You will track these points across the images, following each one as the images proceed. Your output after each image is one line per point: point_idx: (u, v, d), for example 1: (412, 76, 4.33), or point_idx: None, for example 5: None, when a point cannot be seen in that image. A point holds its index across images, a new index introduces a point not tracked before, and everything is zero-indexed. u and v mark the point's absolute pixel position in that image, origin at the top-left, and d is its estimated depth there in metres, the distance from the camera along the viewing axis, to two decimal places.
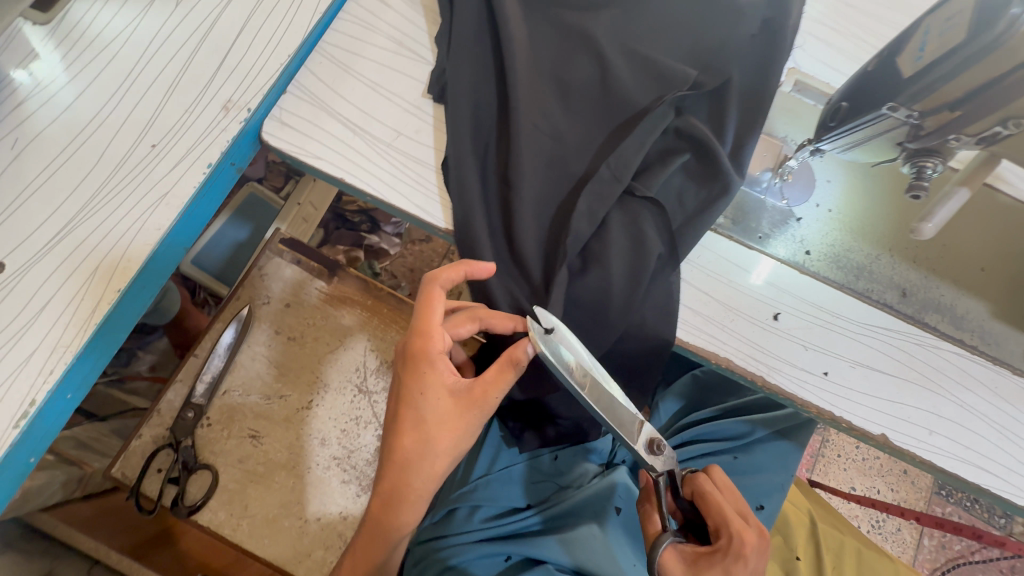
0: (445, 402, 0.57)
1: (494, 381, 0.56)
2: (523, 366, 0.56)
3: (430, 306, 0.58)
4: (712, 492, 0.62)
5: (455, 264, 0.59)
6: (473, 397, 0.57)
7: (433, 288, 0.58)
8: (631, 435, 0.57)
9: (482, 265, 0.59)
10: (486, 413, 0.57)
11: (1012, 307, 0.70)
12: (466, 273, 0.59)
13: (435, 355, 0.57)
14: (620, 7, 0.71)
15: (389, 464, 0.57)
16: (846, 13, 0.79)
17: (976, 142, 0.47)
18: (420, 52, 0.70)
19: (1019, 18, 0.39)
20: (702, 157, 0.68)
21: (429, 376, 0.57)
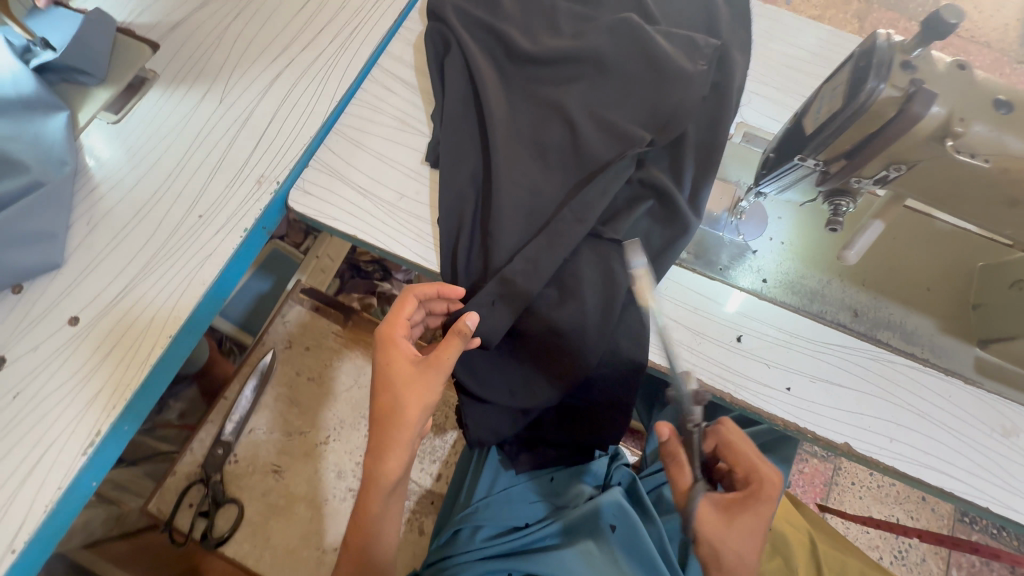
0: (407, 368, 0.68)
1: (448, 346, 0.68)
2: (467, 336, 0.67)
3: (400, 303, 0.72)
4: (734, 443, 0.70)
5: (432, 282, 0.73)
6: (430, 362, 0.68)
7: (407, 291, 0.72)
8: (654, 387, 0.68)
9: (455, 288, 0.72)
10: (442, 374, 0.67)
11: (957, 322, 0.77)
12: (438, 289, 0.72)
13: (399, 336, 0.70)
14: (587, 80, 0.84)
15: (374, 424, 0.68)
16: (786, 73, 0.91)
17: (873, 183, 0.57)
18: (419, 127, 0.84)
19: (876, 89, 0.49)
20: (664, 203, 0.78)
21: (394, 353, 0.69)
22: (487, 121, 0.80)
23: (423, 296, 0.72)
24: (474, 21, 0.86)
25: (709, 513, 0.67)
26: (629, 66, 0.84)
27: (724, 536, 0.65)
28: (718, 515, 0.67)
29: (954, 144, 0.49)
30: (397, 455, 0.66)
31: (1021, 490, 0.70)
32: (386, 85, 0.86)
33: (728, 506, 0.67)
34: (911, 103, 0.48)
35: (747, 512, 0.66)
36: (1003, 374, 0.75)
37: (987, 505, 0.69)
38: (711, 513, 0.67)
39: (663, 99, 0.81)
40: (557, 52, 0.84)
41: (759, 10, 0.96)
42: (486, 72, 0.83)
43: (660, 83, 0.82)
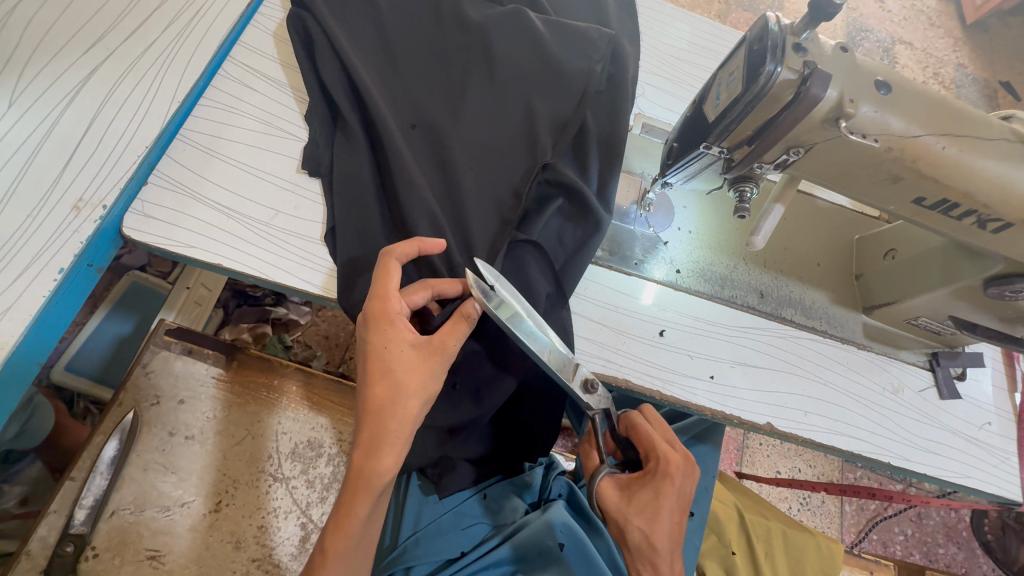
0: (409, 354, 0.55)
1: (451, 330, 0.57)
2: (475, 320, 0.57)
3: (387, 273, 0.57)
4: (640, 426, 0.66)
5: (409, 240, 0.60)
6: (434, 345, 0.56)
7: (388, 258, 0.58)
8: (569, 376, 0.61)
9: (434, 239, 0.61)
10: (448, 359, 0.57)
11: (845, 293, 0.83)
12: (420, 249, 0.60)
13: (395, 314, 0.56)
14: (481, 70, 0.76)
15: (364, 414, 0.55)
16: (673, 64, 0.92)
17: (774, 167, 0.57)
18: (291, 130, 0.71)
19: (774, 72, 0.48)
20: (574, 202, 0.74)
21: (391, 335, 0.55)
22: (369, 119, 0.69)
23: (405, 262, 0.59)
24: (347, 9, 0.76)
25: (613, 493, 0.63)
26: (523, 54, 0.77)
27: (621, 515, 0.62)
28: (619, 493, 0.63)
29: (847, 125, 0.50)
30: (401, 451, 0.54)
31: (913, 440, 0.76)
32: (243, 82, 0.72)
33: (630, 485, 0.64)
34: (807, 86, 0.47)
35: (644, 490, 0.62)
36: (885, 336, 0.82)
37: (888, 460, 0.75)
38: (612, 492, 0.64)
39: (563, 88, 0.76)
40: (445, 46, 0.77)
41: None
42: (366, 68, 0.73)
43: (556, 71, 0.77)
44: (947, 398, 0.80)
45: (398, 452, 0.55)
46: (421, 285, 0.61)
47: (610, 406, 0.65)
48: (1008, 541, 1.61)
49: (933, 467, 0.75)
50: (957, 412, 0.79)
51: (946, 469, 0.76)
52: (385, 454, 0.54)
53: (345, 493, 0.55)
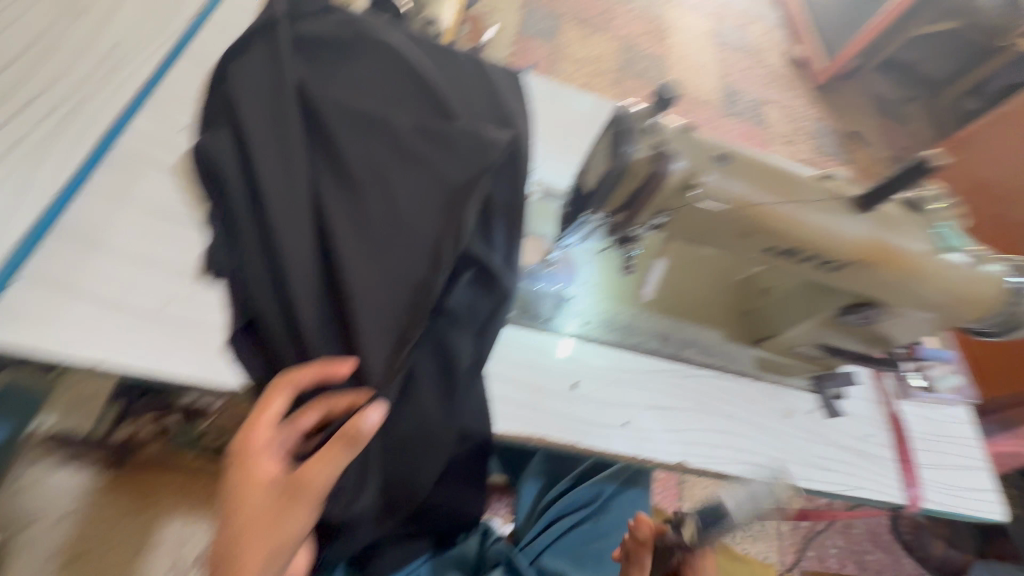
0: (262, 497, 0.52)
1: (315, 463, 0.52)
2: (361, 442, 0.53)
3: (269, 401, 0.57)
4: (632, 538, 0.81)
5: (311, 365, 0.60)
6: (294, 485, 0.52)
7: (280, 382, 0.58)
8: None
9: (340, 363, 0.60)
10: (309, 502, 0.52)
11: (740, 331, 0.89)
12: (320, 376, 0.59)
13: (258, 448, 0.54)
14: (380, 146, 0.75)
15: (218, 557, 0.51)
16: (567, 135, 1.02)
17: (649, 228, 0.63)
18: (184, 216, 0.70)
19: (628, 153, 0.55)
20: (481, 275, 0.74)
21: (251, 471, 0.54)
22: (266, 195, 0.67)
23: (300, 389, 0.59)
24: (249, 82, 0.75)
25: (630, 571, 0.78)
26: (422, 130, 0.76)
27: None
28: None
29: (696, 194, 0.57)
30: None
31: (810, 460, 0.83)
32: (130, 170, 0.70)
33: None
34: (658, 163, 0.55)
35: None
36: (776, 366, 0.90)
37: (791, 482, 0.81)
38: None
39: (469, 157, 0.74)
40: (354, 112, 0.76)
41: (536, 79, 1.05)
42: (263, 139, 0.71)
43: (465, 140, 0.76)
44: (832, 416, 0.89)
45: None
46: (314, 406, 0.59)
47: None
48: (921, 538, 1.75)
49: (830, 483, 0.82)
50: (842, 428, 0.88)
51: (841, 483, 0.83)
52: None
53: None
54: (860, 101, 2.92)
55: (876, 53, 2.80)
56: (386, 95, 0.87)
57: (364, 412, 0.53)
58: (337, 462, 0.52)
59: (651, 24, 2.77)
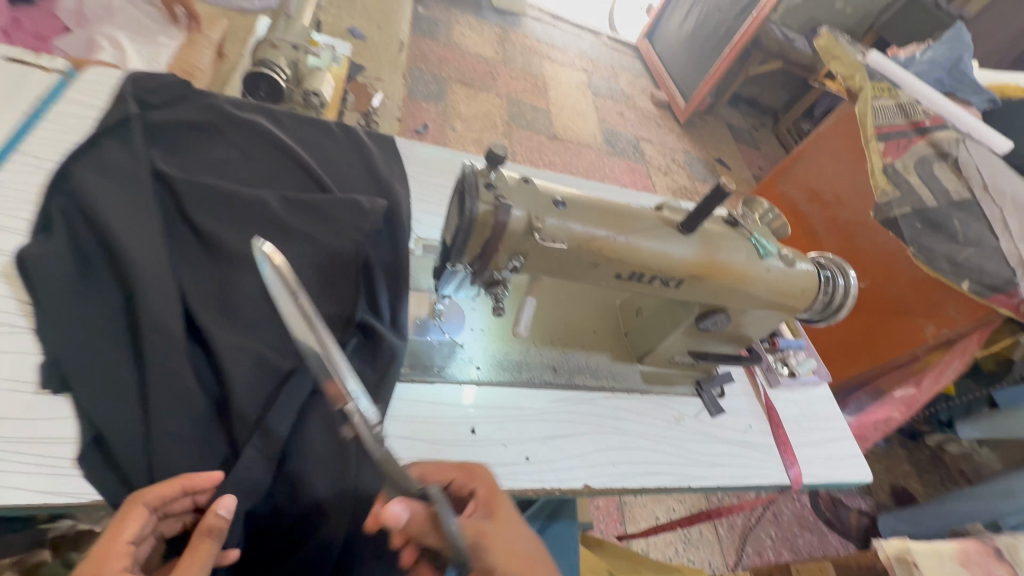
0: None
1: (190, 564, 0.51)
2: (223, 530, 0.53)
3: (123, 523, 0.52)
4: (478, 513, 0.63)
5: (171, 479, 0.56)
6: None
7: (134, 503, 0.54)
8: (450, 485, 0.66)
9: (201, 474, 0.57)
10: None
11: (620, 350, 0.98)
12: (183, 486, 0.56)
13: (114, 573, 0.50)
14: (259, 232, 0.81)
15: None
16: (444, 193, 1.08)
17: (511, 270, 0.69)
18: (19, 322, 0.64)
19: (473, 207, 0.61)
20: (369, 339, 0.79)
21: None
22: (140, 291, 0.66)
23: (155, 505, 0.54)
24: (107, 180, 0.75)
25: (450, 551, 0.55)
26: (299, 213, 0.84)
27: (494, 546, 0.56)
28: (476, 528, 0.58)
29: (541, 235, 0.64)
30: None
31: (702, 459, 0.90)
32: None
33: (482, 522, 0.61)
34: (499, 213, 0.61)
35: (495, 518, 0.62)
36: (659, 377, 0.98)
37: (688, 483, 0.87)
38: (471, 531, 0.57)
39: (346, 236, 0.84)
40: (229, 199, 0.81)
41: (406, 145, 1.12)
42: (125, 228, 0.71)
43: (341, 220, 0.85)
44: (716, 414, 0.97)
45: None
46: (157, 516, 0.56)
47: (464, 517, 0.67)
48: (839, 511, 1.92)
49: (722, 477, 0.89)
50: (726, 424, 0.97)
51: (732, 475, 0.90)
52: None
53: None
54: (718, 132, 3.36)
55: (722, 92, 3.26)
56: (257, 171, 0.90)
57: (215, 509, 0.53)
58: (209, 554, 0.52)
59: (531, 81, 3.03)
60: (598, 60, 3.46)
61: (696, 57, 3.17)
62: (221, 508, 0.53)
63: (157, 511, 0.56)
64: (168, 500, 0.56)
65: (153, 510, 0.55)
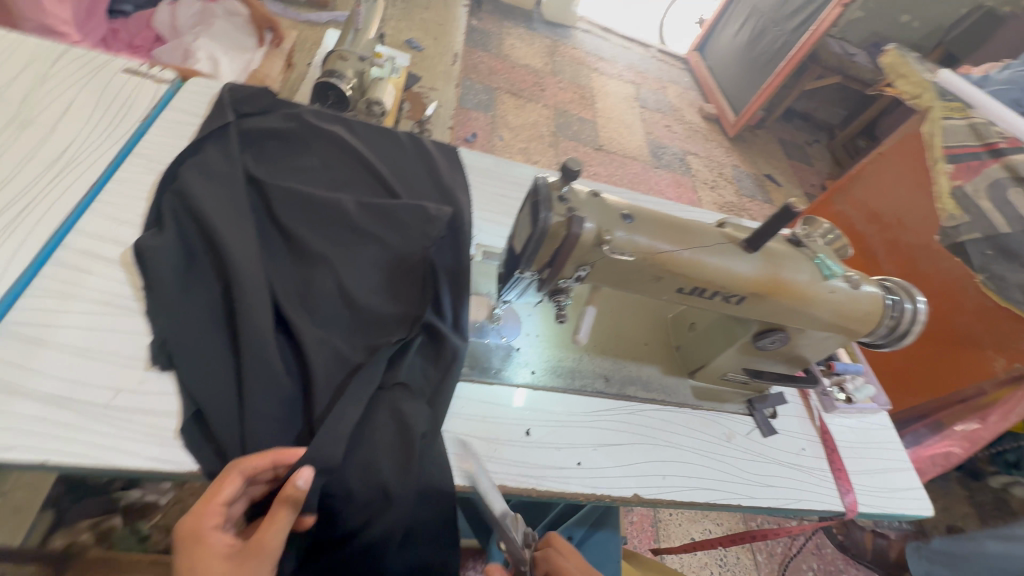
0: (219, 570, 0.52)
1: (270, 526, 0.54)
2: (301, 501, 0.55)
3: (220, 486, 0.55)
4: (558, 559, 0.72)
5: (263, 450, 0.60)
6: (249, 548, 0.53)
7: (232, 470, 0.57)
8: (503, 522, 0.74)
9: (291, 451, 0.62)
10: (268, 563, 0.53)
11: (672, 364, 0.99)
12: (273, 458, 0.60)
13: (207, 531, 0.54)
14: (336, 232, 0.87)
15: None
16: (502, 201, 1.12)
17: (575, 279, 0.72)
18: (133, 305, 0.72)
19: (547, 217, 0.64)
20: (432, 338, 0.83)
21: (202, 553, 0.53)
22: (237, 284, 0.73)
23: (250, 472, 0.58)
24: (209, 181, 0.83)
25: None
26: (372, 216, 0.90)
27: None
28: None
29: (609, 247, 0.66)
30: None
31: (753, 479, 0.90)
32: (79, 266, 0.72)
33: None
34: (571, 224, 0.64)
35: None
36: (710, 394, 0.98)
37: (739, 502, 0.86)
38: None
39: (414, 242, 0.90)
40: (310, 201, 0.87)
41: (468, 155, 1.18)
42: (225, 227, 0.78)
43: (410, 226, 0.90)
44: (768, 435, 0.96)
45: None
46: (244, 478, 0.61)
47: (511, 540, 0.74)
48: (852, 532, 1.82)
49: (773, 499, 0.88)
50: (778, 445, 0.96)
51: (783, 497, 0.89)
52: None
53: None
54: (770, 148, 3.29)
55: (775, 108, 3.19)
56: (334, 176, 0.96)
57: (294, 479, 0.54)
58: (286, 520, 0.55)
59: (579, 93, 3.06)
60: (647, 74, 3.46)
61: (749, 71, 3.12)
62: (300, 480, 0.54)
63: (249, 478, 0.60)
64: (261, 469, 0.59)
65: (246, 478, 0.58)
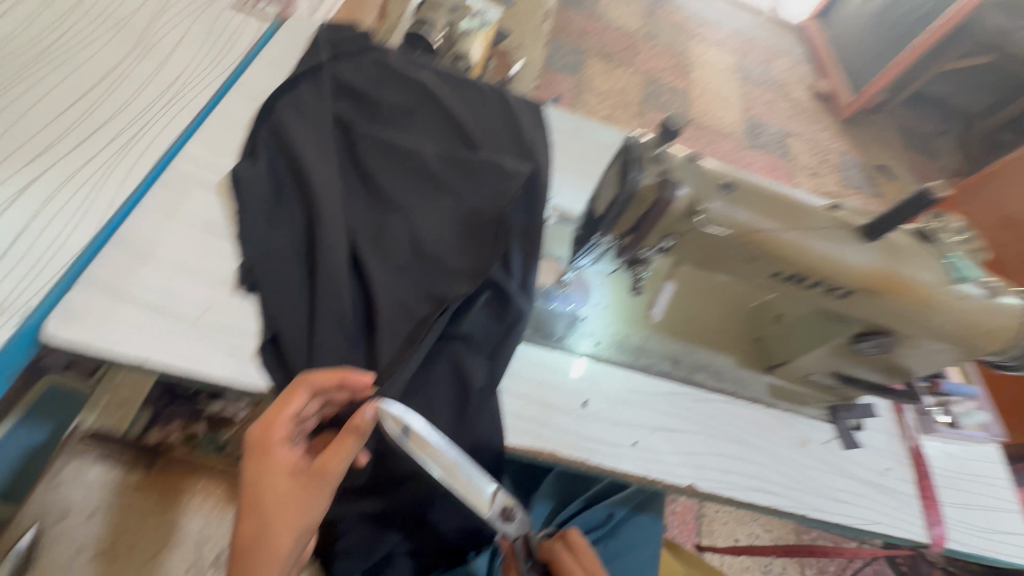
0: (285, 484, 0.55)
1: (334, 453, 0.56)
2: (365, 435, 0.56)
3: (288, 400, 0.57)
4: (562, 558, 0.69)
5: (332, 370, 0.60)
6: (313, 470, 0.55)
7: (300, 384, 0.59)
8: (481, 507, 0.59)
9: (360, 375, 0.61)
10: (328, 487, 0.56)
11: (749, 357, 0.91)
12: (340, 381, 0.60)
13: (275, 443, 0.56)
14: (415, 180, 0.86)
15: (235, 555, 0.54)
16: (583, 164, 1.06)
17: (658, 250, 0.66)
18: (226, 230, 0.76)
19: (637, 179, 0.59)
20: (498, 296, 0.80)
21: (271, 462, 0.56)
22: (319, 221, 0.75)
23: (317, 391, 0.59)
24: (301, 118, 0.85)
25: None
26: (451, 166, 0.88)
27: None
28: None
29: (702, 219, 0.60)
30: None
31: (825, 491, 0.82)
32: (183, 188, 0.77)
33: None
34: (664, 188, 0.59)
35: None
36: (788, 394, 0.90)
37: (805, 512, 0.79)
38: None
39: (489, 197, 0.86)
40: (394, 146, 0.87)
41: (553, 112, 1.12)
42: (313, 164, 0.80)
43: (488, 180, 0.87)
44: (849, 447, 0.87)
45: None
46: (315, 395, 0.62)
47: (529, 530, 0.65)
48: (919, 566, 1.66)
49: (845, 516, 0.80)
50: (860, 461, 0.86)
51: (858, 517, 0.81)
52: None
53: None
54: (889, 134, 2.90)
55: (903, 88, 2.79)
56: (416, 124, 0.94)
57: (363, 412, 0.55)
58: (349, 450, 0.56)
59: (674, 60, 2.84)
60: (754, 42, 3.13)
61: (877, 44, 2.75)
62: (369, 413, 0.56)
63: (318, 395, 0.61)
64: (327, 389, 0.60)
65: (313, 395, 0.60)
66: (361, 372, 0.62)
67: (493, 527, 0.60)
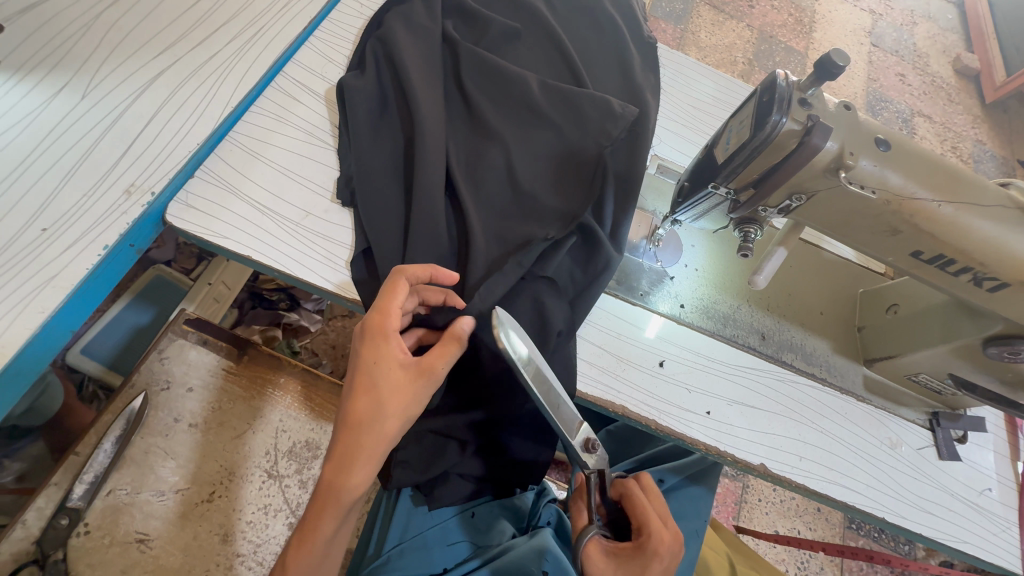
0: (396, 374, 0.56)
1: (440, 353, 0.57)
2: (465, 343, 0.58)
3: (393, 291, 0.58)
4: (638, 494, 0.67)
5: (423, 264, 0.63)
6: (422, 366, 0.57)
7: (399, 276, 0.60)
8: (571, 431, 0.61)
9: (448, 271, 0.64)
10: (433, 385, 0.58)
11: (847, 344, 0.83)
12: (431, 274, 0.63)
13: (391, 331, 0.57)
14: (515, 109, 0.82)
15: (343, 428, 0.56)
16: (689, 115, 0.98)
17: (778, 212, 0.62)
18: (330, 141, 0.77)
19: (778, 122, 0.53)
20: (587, 240, 0.77)
21: (384, 350, 0.57)
22: (418, 139, 0.74)
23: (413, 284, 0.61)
24: (407, 33, 0.83)
25: (596, 558, 0.63)
26: (554, 96, 0.82)
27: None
28: (605, 562, 0.63)
29: (846, 176, 0.54)
30: (373, 467, 0.55)
31: (910, 499, 0.76)
32: (292, 95, 0.79)
33: (618, 553, 0.63)
34: (809, 136, 0.52)
35: (631, 560, 0.61)
36: (884, 391, 0.82)
37: (883, 516, 0.74)
38: (598, 558, 0.63)
39: (589, 134, 0.80)
40: (497, 71, 0.83)
41: (666, 54, 1.03)
42: (416, 81, 0.78)
43: (592, 114, 0.81)
44: (947, 459, 0.79)
45: (370, 469, 0.55)
46: (411, 291, 0.66)
47: (605, 467, 0.65)
48: None
49: (928, 527, 0.74)
50: (956, 474, 0.78)
51: (943, 531, 0.74)
52: (353, 477, 0.54)
53: (344, 456, 0.55)
54: None
55: None
56: (521, 54, 0.90)
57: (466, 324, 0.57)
58: (453, 355, 0.58)
59: (796, 16, 2.52)
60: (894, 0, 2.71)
61: None
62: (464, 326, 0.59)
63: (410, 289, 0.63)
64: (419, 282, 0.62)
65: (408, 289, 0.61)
66: (448, 270, 0.65)
67: (577, 455, 0.62)
